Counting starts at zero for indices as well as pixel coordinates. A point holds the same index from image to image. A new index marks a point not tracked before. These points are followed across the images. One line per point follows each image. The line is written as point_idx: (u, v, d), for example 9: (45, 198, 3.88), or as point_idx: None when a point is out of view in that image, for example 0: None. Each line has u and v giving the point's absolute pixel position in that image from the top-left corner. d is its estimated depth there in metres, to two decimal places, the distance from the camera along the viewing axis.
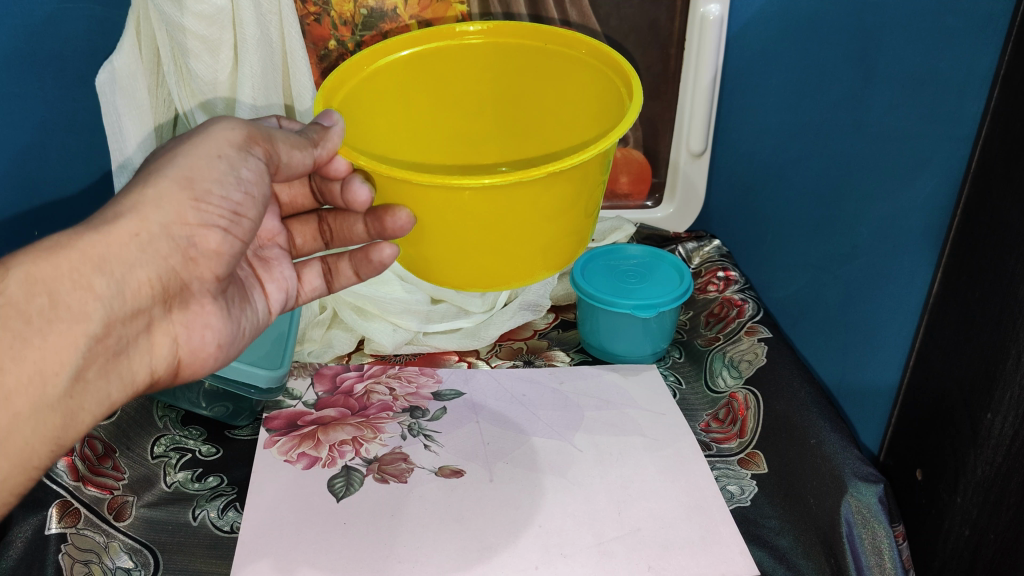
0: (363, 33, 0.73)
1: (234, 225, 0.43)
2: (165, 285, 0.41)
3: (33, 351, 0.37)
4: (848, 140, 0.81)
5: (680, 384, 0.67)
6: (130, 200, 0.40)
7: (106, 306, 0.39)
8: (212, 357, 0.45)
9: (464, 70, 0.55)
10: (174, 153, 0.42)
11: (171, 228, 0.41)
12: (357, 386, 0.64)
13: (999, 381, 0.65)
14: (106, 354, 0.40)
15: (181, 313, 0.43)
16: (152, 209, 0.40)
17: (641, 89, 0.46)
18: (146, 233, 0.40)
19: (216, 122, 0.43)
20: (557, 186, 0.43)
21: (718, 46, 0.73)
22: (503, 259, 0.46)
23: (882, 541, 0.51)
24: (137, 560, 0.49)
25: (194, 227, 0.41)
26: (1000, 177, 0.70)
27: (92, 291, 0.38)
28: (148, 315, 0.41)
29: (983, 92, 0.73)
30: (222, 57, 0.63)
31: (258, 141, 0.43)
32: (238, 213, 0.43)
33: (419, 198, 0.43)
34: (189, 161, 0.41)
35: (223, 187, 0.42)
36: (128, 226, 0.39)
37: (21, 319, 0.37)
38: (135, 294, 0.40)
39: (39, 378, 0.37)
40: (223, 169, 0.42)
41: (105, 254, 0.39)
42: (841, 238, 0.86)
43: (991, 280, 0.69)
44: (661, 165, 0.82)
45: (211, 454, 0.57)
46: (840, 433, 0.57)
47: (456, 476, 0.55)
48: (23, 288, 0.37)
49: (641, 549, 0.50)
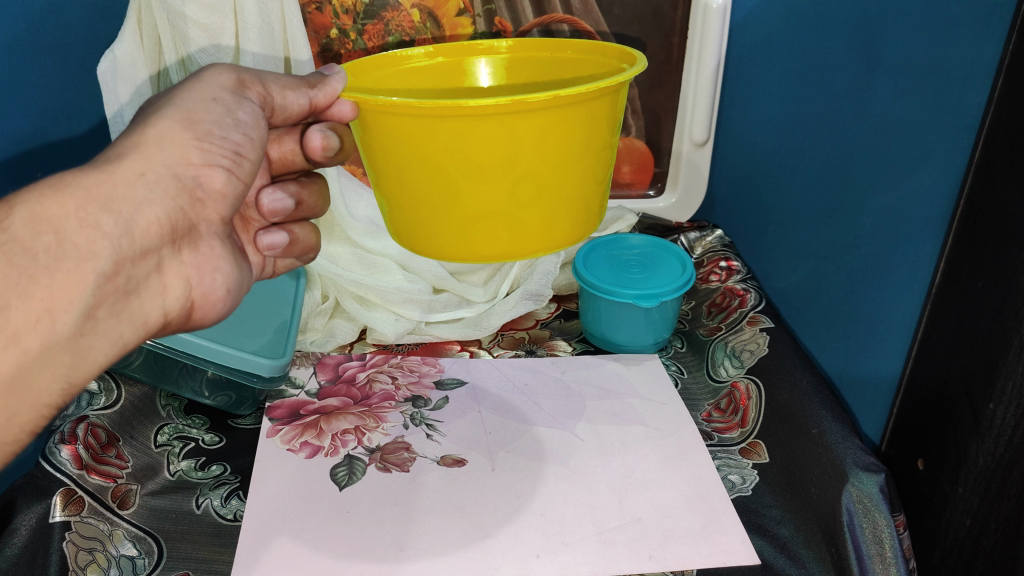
0: (365, 22, 0.72)
1: (237, 166, 0.43)
2: (174, 224, 0.40)
3: (41, 289, 0.35)
4: (851, 129, 0.80)
5: (682, 373, 0.68)
6: (132, 138, 0.39)
7: (115, 245, 0.37)
8: (219, 301, 0.46)
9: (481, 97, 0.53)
10: (173, 96, 0.42)
11: (176, 168, 0.40)
12: (359, 374, 0.66)
13: (1001, 370, 0.65)
14: (116, 293, 0.38)
15: (192, 254, 0.43)
16: (155, 149, 0.39)
17: (644, 56, 0.42)
18: (151, 173, 0.39)
19: (209, 69, 0.44)
20: (571, 123, 0.38)
21: (722, 33, 0.72)
22: (502, 219, 0.41)
23: (883, 530, 0.50)
24: (141, 548, 0.48)
25: (199, 167, 0.41)
26: (1005, 166, 0.69)
27: (99, 230, 0.37)
28: (157, 255, 0.40)
29: (986, 82, 0.74)
30: (223, 46, 0.63)
31: (250, 85, 0.44)
32: (239, 154, 0.43)
33: (410, 137, 0.38)
34: (186, 103, 0.41)
35: (224, 126, 0.42)
36: (132, 164, 0.38)
37: (27, 257, 0.35)
38: (144, 234, 0.39)
39: (48, 316, 0.35)
40: (221, 111, 0.42)
41: (111, 194, 0.37)
42: (844, 228, 0.86)
43: (995, 269, 0.69)
44: (662, 155, 0.82)
45: (214, 443, 0.58)
46: (841, 422, 0.57)
47: (458, 465, 0.55)
48: (27, 224, 0.35)
49: (642, 538, 0.50)
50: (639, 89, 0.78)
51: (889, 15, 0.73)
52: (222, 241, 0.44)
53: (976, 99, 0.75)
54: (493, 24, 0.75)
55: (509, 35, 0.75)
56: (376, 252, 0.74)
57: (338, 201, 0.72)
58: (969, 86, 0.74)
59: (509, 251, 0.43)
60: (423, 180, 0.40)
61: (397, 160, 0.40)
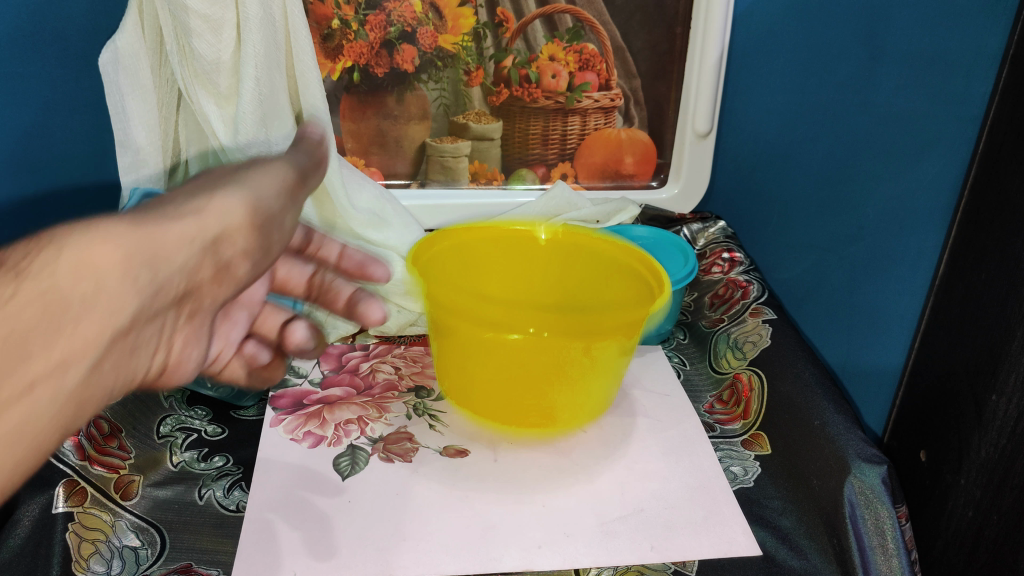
0: (367, 13, 0.72)
1: (264, 261, 0.39)
2: (188, 289, 0.35)
3: (63, 339, 0.29)
4: (855, 120, 0.80)
5: (685, 365, 0.68)
6: (196, 200, 0.35)
7: (142, 300, 0.32)
8: (188, 373, 0.40)
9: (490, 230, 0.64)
10: (240, 171, 0.37)
11: (220, 245, 0.35)
12: (362, 364, 0.67)
13: (1005, 360, 0.65)
14: (123, 350, 0.33)
15: (188, 325, 0.38)
16: (215, 220, 0.34)
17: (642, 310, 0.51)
18: (201, 242, 0.34)
19: (279, 157, 0.39)
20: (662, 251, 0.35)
21: (725, 25, 0.72)
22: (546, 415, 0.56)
23: (885, 522, 0.49)
24: (143, 538, 0.48)
25: (238, 253, 0.36)
26: (1009, 155, 0.69)
27: (135, 285, 0.32)
28: (165, 317, 0.35)
29: (991, 70, 0.74)
30: (224, 36, 0.61)
31: (303, 186, 0.39)
32: (270, 250, 0.39)
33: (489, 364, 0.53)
34: (253, 184, 0.36)
35: (273, 228, 0.38)
36: (187, 228, 0.33)
37: (62, 308, 0.29)
38: (164, 296, 0.34)
39: (63, 366, 0.29)
40: (281, 206, 0.38)
41: (160, 252, 0.32)
42: (848, 218, 0.85)
43: (999, 258, 0.69)
44: (665, 146, 0.82)
45: (217, 434, 0.58)
46: (844, 413, 0.57)
47: (461, 456, 0.56)
48: (70, 273, 0.29)
49: (645, 530, 0.50)
50: (641, 81, 0.78)
51: (894, 5, 0.72)
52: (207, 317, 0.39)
53: (980, 88, 0.75)
54: (495, 16, 0.74)
55: (511, 25, 0.75)
56: (379, 244, 0.72)
57: (338, 191, 0.68)
58: (974, 75, 0.74)
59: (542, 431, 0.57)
60: None
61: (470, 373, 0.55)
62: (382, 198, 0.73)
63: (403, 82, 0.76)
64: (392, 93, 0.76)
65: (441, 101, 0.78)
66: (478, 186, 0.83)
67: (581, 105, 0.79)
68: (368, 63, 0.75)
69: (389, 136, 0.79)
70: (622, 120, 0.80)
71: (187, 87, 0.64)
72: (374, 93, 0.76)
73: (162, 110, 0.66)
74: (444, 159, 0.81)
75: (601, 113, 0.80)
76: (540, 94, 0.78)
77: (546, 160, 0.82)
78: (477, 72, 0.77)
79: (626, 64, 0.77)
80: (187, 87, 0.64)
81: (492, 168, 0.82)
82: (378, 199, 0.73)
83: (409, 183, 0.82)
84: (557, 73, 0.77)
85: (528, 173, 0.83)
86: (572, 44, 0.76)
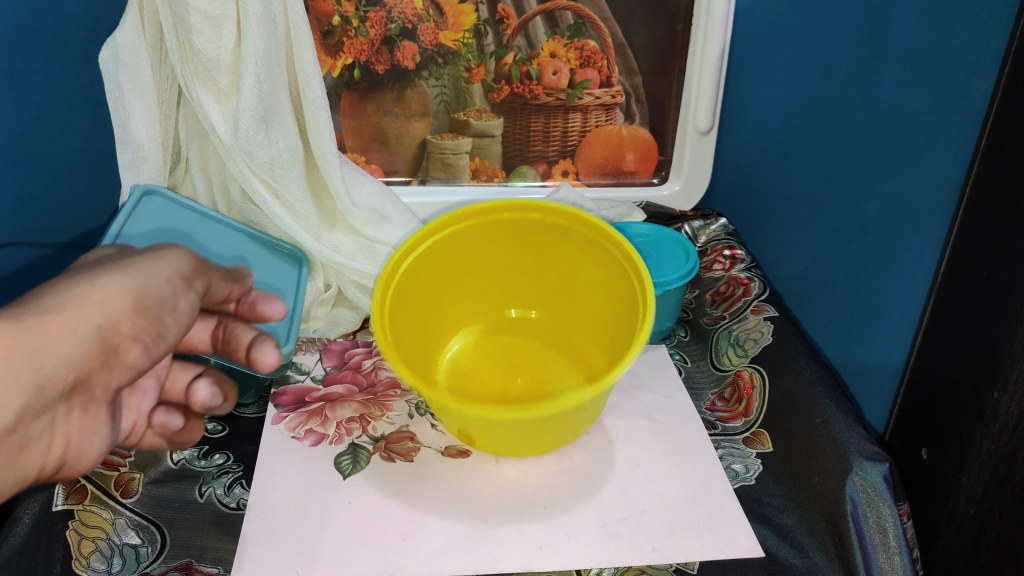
0: (367, 9, 0.72)
1: (154, 345, 0.44)
2: (76, 381, 0.40)
3: None
4: (857, 118, 0.80)
5: (686, 363, 0.68)
6: (78, 291, 0.40)
7: (27, 396, 0.36)
8: (94, 461, 0.43)
9: (477, 238, 0.61)
10: (126, 269, 0.44)
11: (105, 332, 0.41)
12: (365, 361, 0.67)
13: (1007, 359, 0.65)
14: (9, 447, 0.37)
15: (80, 415, 0.41)
16: (93, 309, 0.40)
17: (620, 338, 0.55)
18: (83, 330, 0.39)
19: (169, 251, 0.48)
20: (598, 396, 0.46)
21: (728, 20, 0.72)
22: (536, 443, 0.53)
23: (886, 520, 0.50)
24: (144, 536, 0.48)
25: (125, 337, 0.42)
26: (1011, 154, 0.69)
27: (17, 381, 0.36)
28: (53, 412, 0.39)
29: (994, 67, 0.73)
30: (224, 33, 0.61)
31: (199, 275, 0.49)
32: (159, 335, 0.44)
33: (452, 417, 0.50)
34: (136, 276, 0.44)
35: (164, 309, 0.45)
36: (67, 319, 0.39)
37: None
38: (50, 391, 0.38)
39: None
40: (169, 293, 0.45)
41: (41, 345, 0.37)
42: (850, 216, 0.85)
43: (1001, 256, 0.69)
44: (667, 142, 0.82)
45: (217, 432, 0.58)
46: (845, 411, 0.56)
47: (462, 456, 0.56)
48: None
49: (646, 530, 0.50)
50: (642, 78, 0.78)
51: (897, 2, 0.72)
52: (109, 408, 0.43)
53: (982, 85, 0.74)
54: (496, 12, 0.74)
55: (511, 22, 0.74)
56: (379, 240, 0.72)
57: (340, 189, 0.68)
58: (976, 74, 0.74)
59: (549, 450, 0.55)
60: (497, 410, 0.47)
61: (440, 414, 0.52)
62: (382, 195, 0.73)
63: (403, 79, 0.76)
64: (392, 90, 0.76)
65: (442, 98, 0.77)
66: (478, 183, 0.83)
67: (582, 102, 0.79)
68: (368, 60, 0.74)
69: (389, 133, 0.79)
70: (622, 117, 0.80)
71: (188, 83, 0.63)
72: (375, 90, 0.76)
73: (162, 107, 0.66)
74: (444, 156, 0.81)
75: (602, 110, 0.79)
76: (541, 91, 0.78)
77: (548, 157, 0.82)
78: (478, 69, 0.76)
79: (627, 61, 0.77)
80: (188, 84, 0.63)
81: (492, 165, 0.82)
82: (378, 196, 0.72)
83: (409, 180, 0.82)
84: (558, 70, 0.77)
85: (528, 170, 0.83)
86: (573, 41, 0.76)
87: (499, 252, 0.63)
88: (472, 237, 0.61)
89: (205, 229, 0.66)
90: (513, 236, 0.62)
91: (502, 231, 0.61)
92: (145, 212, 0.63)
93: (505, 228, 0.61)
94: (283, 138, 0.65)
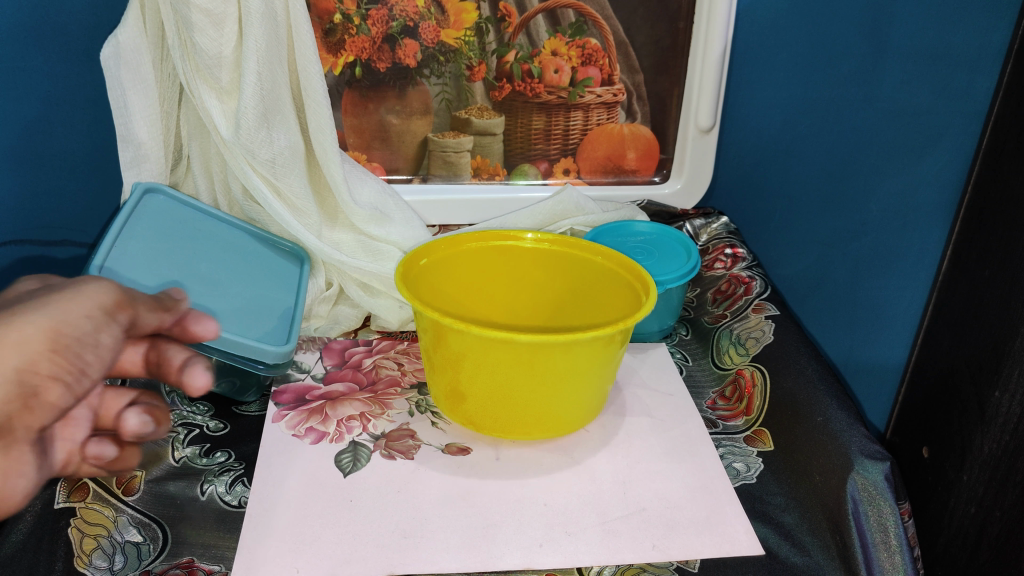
0: (369, 7, 0.72)
1: (78, 382, 0.38)
2: None
3: None
4: (859, 116, 0.80)
5: (687, 361, 0.68)
6: None
7: None
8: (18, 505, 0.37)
9: (514, 264, 0.65)
10: (45, 301, 0.38)
11: (24, 373, 0.36)
12: (365, 360, 0.67)
13: (1009, 357, 0.65)
14: None
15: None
16: (7, 351, 0.35)
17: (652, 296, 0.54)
18: None
19: (90, 282, 0.42)
20: (574, 371, 0.51)
21: (730, 19, 0.72)
22: (535, 413, 0.53)
23: (888, 518, 0.50)
24: (146, 534, 0.48)
25: (44, 378, 0.36)
26: (1013, 151, 0.69)
27: None
28: None
29: (995, 68, 0.73)
30: (226, 30, 0.61)
31: (123, 307, 0.42)
32: (82, 373, 0.39)
33: (452, 357, 0.52)
34: (56, 312, 0.38)
35: (86, 347, 0.39)
36: None
37: None
38: None
39: None
40: (90, 329, 0.39)
41: None
42: (851, 214, 0.85)
43: (1002, 255, 0.69)
44: (667, 141, 0.83)
45: (219, 430, 0.58)
46: (847, 410, 0.56)
47: (463, 454, 0.56)
48: None
49: (646, 528, 0.50)
50: (644, 75, 0.78)
51: None
52: (35, 449, 0.37)
53: (984, 83, 0.74)
54: (497, 10, 0.74)
55: (512, 20, 0.74)
56: (382, 239, 0.72)
57: (342, 187, 0.68)
58: (978, 72, 0.74)
59: (550, 434, 0.55)
60: (487, 373, 0.51)
61: (439, 362, 0.54)
62: (384, 193, 0.73)
63: (404, 77, 0.76)
64: (394, 88, 0.76)
65: (444, 96, 0.77)
66: (479, 181, 0.83)
67: (583, 100, 0.79)
68: (369, 58, 0.74)
69: (391, 131, 0.78)
70: (625, 115, 0.80)
71: (189, 82, 0.63)
72: (376, 88, 0.76)
73: (163, 105, 0.66)
74: (445, 154, 0.81)
75: (603, 108, 0.80)
76: (542, 89, 0.78)
77: (549, 155, 0.82)
78: (479, 67, 0.76)
79: (629, 58, 0.77)
80: (189, 83, 0.63)
81: (493, 163, 0.82)
82: (380, 194, 0.73)
83: (410, 178, 0.82)
84: (559, 68, 0.77)
85: (530, 168, 0.82)
86: (574, 39, 0.76)
87: (526, 284, 0.65)
88: (508, 261, 0.65)
89: (201, 226, 0.66)
90: (548, 270, 0.65)
91: (536, 260, 0.65)
92: (145, 208, 0.63)
93: (541, 260, 0.64)
94: (284, 137, 0.65)
